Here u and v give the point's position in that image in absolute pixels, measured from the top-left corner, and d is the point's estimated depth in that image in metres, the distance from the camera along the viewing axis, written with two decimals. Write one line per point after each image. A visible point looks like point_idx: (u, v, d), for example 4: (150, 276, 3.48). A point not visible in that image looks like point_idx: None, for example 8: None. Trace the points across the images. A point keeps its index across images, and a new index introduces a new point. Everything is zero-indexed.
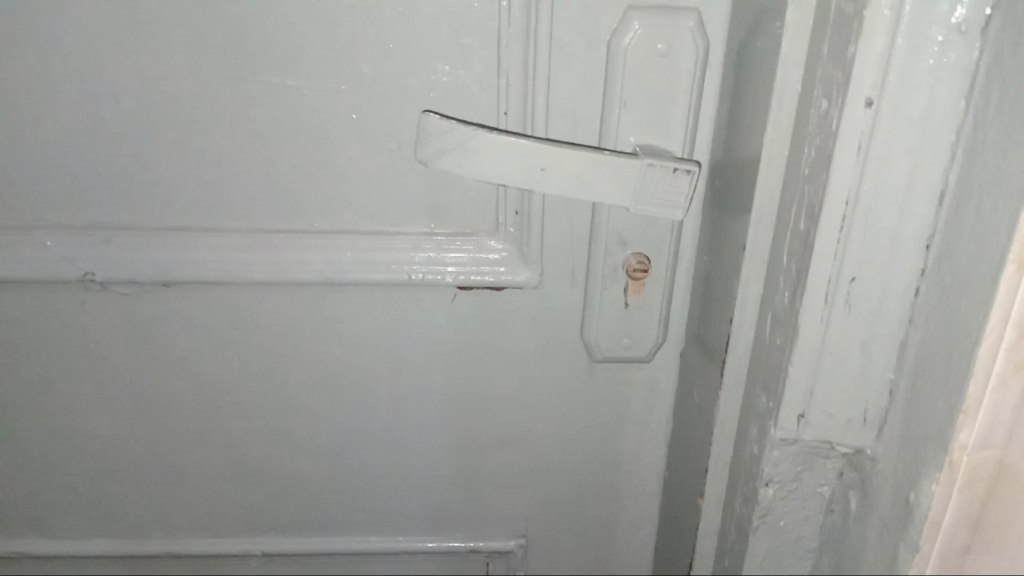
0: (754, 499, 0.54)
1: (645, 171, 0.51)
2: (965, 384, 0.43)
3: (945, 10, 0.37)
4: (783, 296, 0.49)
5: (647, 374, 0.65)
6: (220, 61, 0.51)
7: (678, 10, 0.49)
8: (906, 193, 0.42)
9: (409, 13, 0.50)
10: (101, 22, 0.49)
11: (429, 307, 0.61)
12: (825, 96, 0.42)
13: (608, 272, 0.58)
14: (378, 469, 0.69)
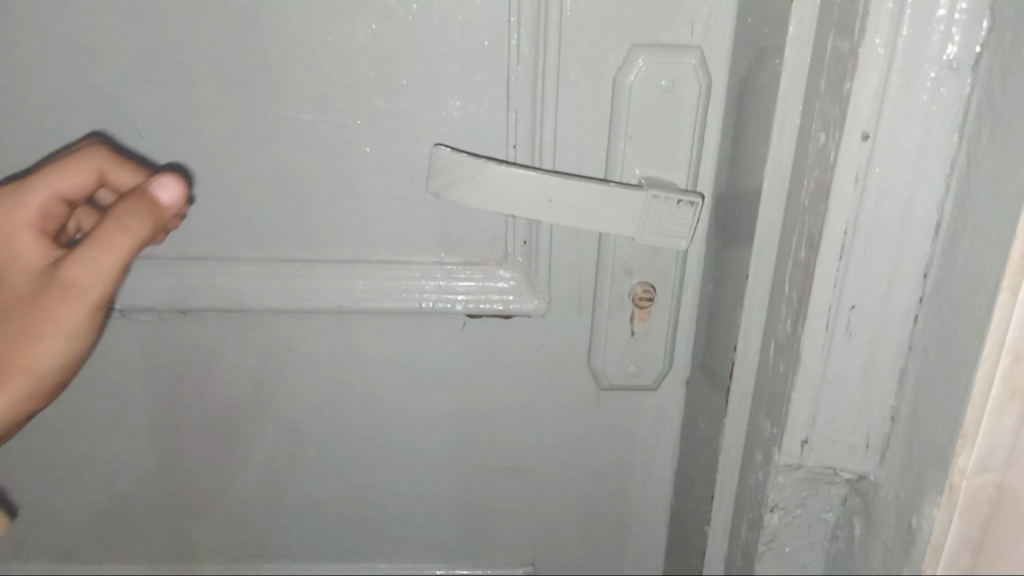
0: (760, 524, 0.55)
1: (649, 203, 0.52)
2: (964, 409, 0.44)
3: (937, 47, 0.39)
4: (786, 324, 0.50)
5: (653, 402, 0.66)
6: (240, 96, 0.53)
7: (680, 48, 0.51)
8: (904, 223, 0.43)
9: (422, 50, 0.52)
10: (126, 58, 0.51)
11: (439, 335, 0.63)
12: (823, 129, 0.44)
13: (615, 301, 0.59)
14: (387, 496, 0.70)
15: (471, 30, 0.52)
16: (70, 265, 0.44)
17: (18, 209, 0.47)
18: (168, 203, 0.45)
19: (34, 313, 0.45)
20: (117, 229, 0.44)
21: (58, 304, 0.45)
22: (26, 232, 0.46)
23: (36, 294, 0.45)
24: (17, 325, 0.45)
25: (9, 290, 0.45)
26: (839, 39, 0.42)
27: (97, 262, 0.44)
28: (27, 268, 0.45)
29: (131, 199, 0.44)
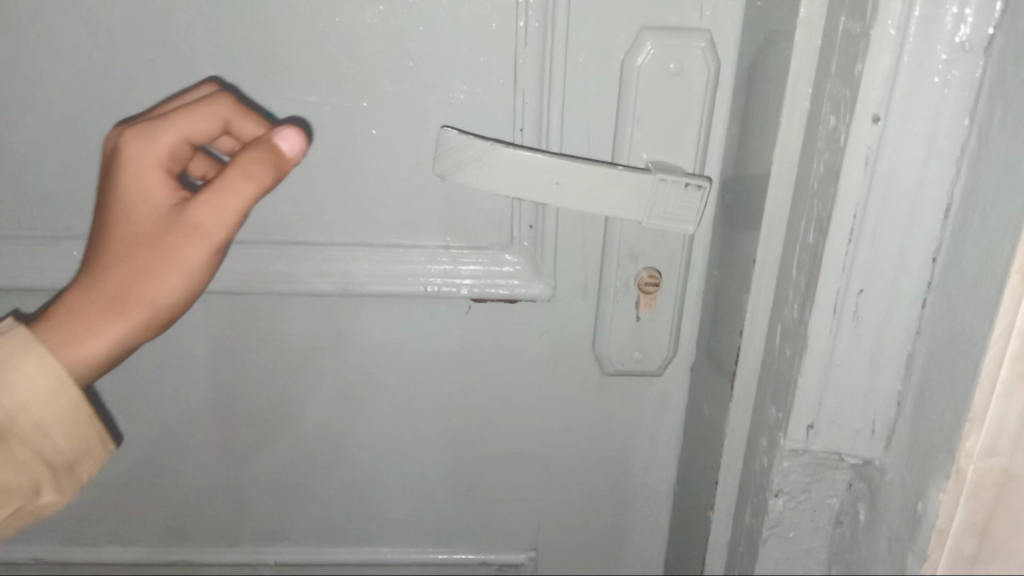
0: (764, 509, 0.55)
1: (656, 186, 0.52)
2: (971, 393, 0.44)
3: (949, 29, 0.39)
4: (793, 308, 0.50)
5: (657, 388, 0.66)
6: (246, 77, 0.52)
7: (688, 30, 0.51)
8: (913, 206, 0.43)
9: (429, 31, 0.52)
10: (131, 38, 0.51)
11: (444, 319, 0.62)
12: (833, 112, 0.44)
13: (621, 286, 0.59)
14: (391, 480, 0.70)
15: (478, 11, 0.51)
16: (195, 206, 0.44)
17: (141, 149, 0.45)
18: (296, 157, 0.44)
19: (157, 250, 0.44)
20: (245, 177, 0.44)
21: (187, 243, 0.44)
22: (150, 171, 0.45)
23: (162, 232, 0.44)
24: (142, 261, 0.44)
25: (133, 225, 0.44)
26: (850, 21, 0.41)
27: (222, 206, 0.44)
28: (151, 206, 0.44)
29: (257, 147, 0.44)
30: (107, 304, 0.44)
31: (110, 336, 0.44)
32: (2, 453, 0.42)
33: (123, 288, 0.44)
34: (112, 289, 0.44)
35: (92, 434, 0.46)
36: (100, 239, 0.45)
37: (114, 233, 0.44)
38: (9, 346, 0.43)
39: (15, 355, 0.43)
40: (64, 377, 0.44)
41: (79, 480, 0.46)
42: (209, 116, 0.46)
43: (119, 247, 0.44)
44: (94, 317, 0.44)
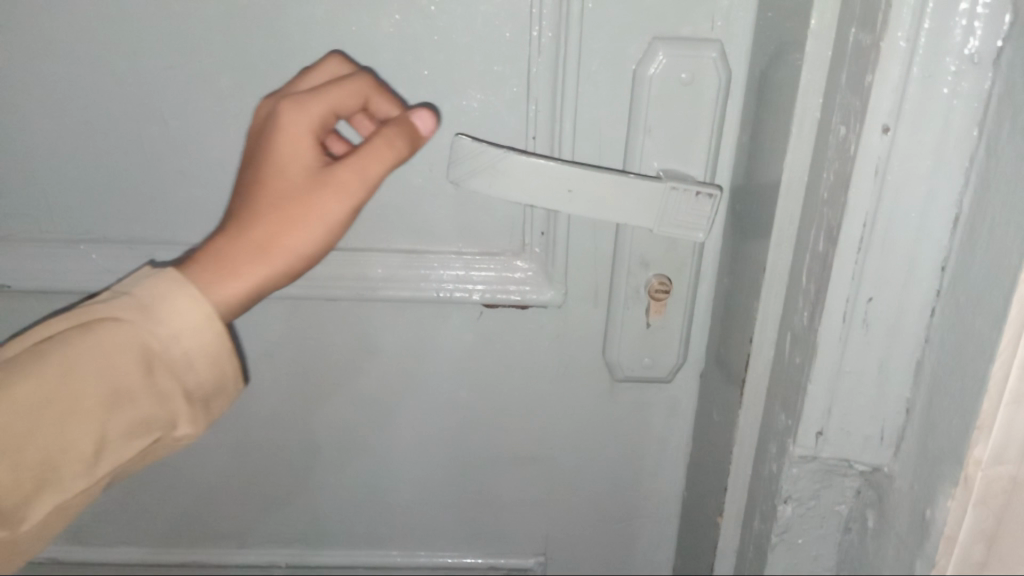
0: (773, 515, 0.55)
1: (668, 195, 0.53)
2: (980, 401, 0.44)
3: (958, 41, 0.39)
4: (802, 316, 0.50)
5: (667, 395, 0.67)
6: (263, 85, 0.53)
7: (700, 41, 0.51)
8: (922, 215, 0.44)
9: (444, 41, 0.52)
10: (152, 46, 0.52)
11: (456, 324, 0.63)
12: (843, 122, 0.44)
13: (631, 293, 0.60)
14: (402, 484, 0.71)
15: (492, 21, 0.52)
16: (340, 167, 0.42)
17: (296, 112, 0.44)
18: (428, 134, 0.45)
19: (294, 207, 0.42)
20: (389, 145, 0.43)
21: (332, 200, 0.42)
22: (303, 132, 0.43)
23: (309, 189, 0.42)
24: (287, 217, 0.42)
25: (281, 182, 0.43)
26: (860, 32, 0.42)
27: (366, 169, 0.43)
28: (299, 165, 0.43)
29: (398, 123, 0.44)
30: (246, 257, 0.42)
31: (245, 292, 0.42)
32: (147, 383, 0.41)
33: (265, 242, 0.42)
34: (252, 243, 0.42)
35: (230, 372, 0.43)
36: (242, 200, 0.44)
37: (257, 190, 0.43)
38: (161, 282, 0.41)
39: (166, 290, 0.41)
40: (213, 320, 0.41)
41: (212, 415, 0.44)
42: (361, 82, 0.45)
43: (265, 201, 0.43)
44: (231, 269, 0.42)
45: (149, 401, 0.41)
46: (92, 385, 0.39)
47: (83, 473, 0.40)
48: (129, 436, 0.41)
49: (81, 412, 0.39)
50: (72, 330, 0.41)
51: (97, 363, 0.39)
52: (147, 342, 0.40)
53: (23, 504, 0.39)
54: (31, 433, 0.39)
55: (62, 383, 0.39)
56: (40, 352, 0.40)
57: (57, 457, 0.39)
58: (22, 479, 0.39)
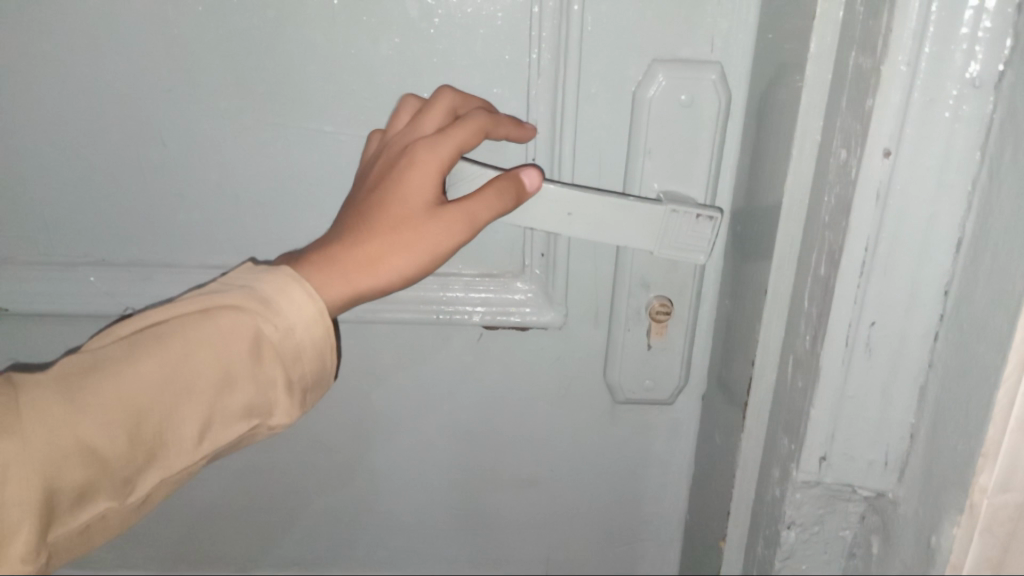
0: (776, 541, 0.55)
1: (668, 217, 0.52)
2: (986, 427, 0.44)
3: (960, 65, 0.39)
4: (804, 339, 0.50)
5: (668, 416, 0.66)
6: (262, 107, 0.53)
7: (699, 63, 0.51)
8: (925, 239, 0.43)
9: (443, 63, 0.52)
10: (150, 68, 0.52)
11: (456, 346, 0.63)
12: (844, 146, 0.44)
13: (632, 314, 0.59)
14: (401, 506, 0.70)
15: (492, 44, 0.52)
16: (462, 207, 0.43)
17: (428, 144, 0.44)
18: (532, 192, 0.47)
19: (410, 236, 0.42)
20: (500, 196, 0.45)
21: (447, 233, 0.43)
22: (433, 164, 0.43)
23: (426, 218, 0.43)
24: (402, 238, 0.42)
25: (402, 208, 0.42)
26: (861, 55, 0.42)
27: (476, 215, 0.44)
28: (421, 196, 0.43)
29: (508, 178, 0.46)
30: (354, 271, 0.42)
31: (346, 305, 0.42)
32: (257, 366, 0.39)
33: (376, 258, 0.42)
34: (363, 258, 0.42)
35: (332, 365, 0.42)
36: (355, 216, 0.43)
37: (375, 209, 0.43)
38: (277, 275, 0.40)
39: (281, 281, 0.40)
40: (325, 312, 0.40)
41: (310, 406, 0.42)
42: (483, 125, 0.46)
43: (381, 222, 0.42)
44: (339, 279, 0.41)
45: (254, 386, 0.40)
46: (206, 367, 0.38)
47: (187, 452, 0.39)
48: (233, 420, 0.40)
49: (195, 391, 0.38)
50: (191, 314, 0.40)
51: (214, 346, 0.38)
52: (259, 327, 0.39)
53: (133, 477, 0.38)
54: (149, 408, 0.38)
55: (179, 362, 0.38)
56: (160, 334, 0.39)
57: (168, 433, 0.38)
58: (135, 453, 0.38)
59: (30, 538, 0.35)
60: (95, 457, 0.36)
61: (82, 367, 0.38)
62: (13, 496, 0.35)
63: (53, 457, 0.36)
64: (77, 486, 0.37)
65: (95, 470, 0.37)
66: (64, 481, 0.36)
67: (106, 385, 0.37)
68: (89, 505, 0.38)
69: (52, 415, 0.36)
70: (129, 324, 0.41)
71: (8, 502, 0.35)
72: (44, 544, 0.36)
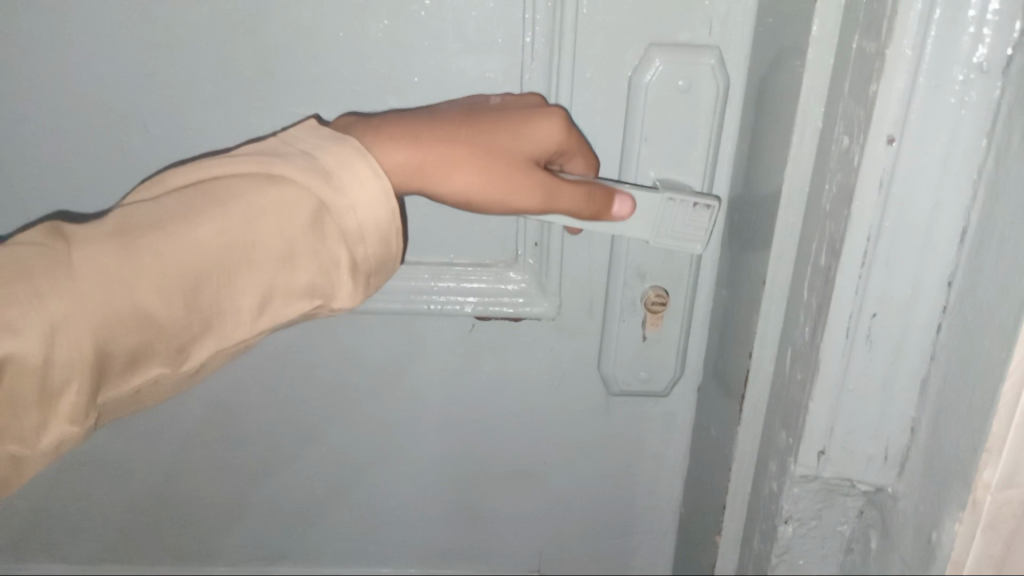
0: (773, 536, 0.54)
1: (665, 206, 0.50)
2: (989, 422, 0.43)
3: (967, 49, 0.38)
4: (804, 331, 0.49)
5: (663, 409, 0.65)
6: (247, 91, 0.52)
7: (697, 47, 0.50)
8: (929, 229, 0.42)
9: (434, 47, 0.51)
10: (132, 51, 0.50)
11: (447, 337, 0.61)
12: (847, 132, 0.43)
13: (627, 305, 0.58)
14: (392, 499, 0.69)
15: (484, 26, 0.50)
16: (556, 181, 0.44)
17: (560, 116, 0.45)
18: (617, 216, 0.48)
19: (499, 165, 0.43)
20: (586, 202, 0.46)
21: (536, 186, 0.43)
22: (554, 130, 0.45)
23: (530, 165, 0.44)
24: (502, 158, 0.43)
25: (506, 141, 0.43)
26: (864, 39, 0.41)
27: (556, 197, 0.44)
28: (530, 145, 0.44)
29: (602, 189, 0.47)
30: (428, 167, 0.42)
31: (399, 187, 0.42)
32: (319, 242, 0.38)
33: (465, 163, 0.42)
34: (453, 155, 0.42)
35: (397, 249, 0.39)
36: (464, 116, 0.44)
37: (493, 121, 0.44)
38: (342, 149, 0.38)
39: (348, 156, 0.38)
40: (388, 197, 0.38)
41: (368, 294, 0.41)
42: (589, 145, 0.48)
43: (481, 140, 0.43)
44: (411, 166, 0.42)
45: (315, 265, 0.38)
46: (269, 239, 0.37)
47: (244, 325, 0.38)
48: (293, 296, 0.39)
49: (254, 262, 0.37)
50: (253, 176, 0.38)
51: (276, 217, 0.37)
52: (323, 202, 0.37)
53: (187, 343, 0.37)
54: (206, 274, 0.37)
55: (239, 230, 0.37)
56: (221, 195, 0.37)
57: (223, 303, 0.37)
58: (191, 320, 0.37)
59: (78, 401, 0.35)
60: (150, 320, 0.36)
61: (140, 222, 0.37)
62: (59, 356, 0.34)
63: (109, 318, 0.35)
64: (130, 349, 0.36)
65: (150, 332, 0.36)
66: (117, 343, 0.36)
67: (165, 247, 0.36)
68: (142, 369, 0.37)
69: (108, 272, 0.35)
70: (190, 175, 0.39)
71: (57, 364, 0.34)
72: (92, 406, 0.36)
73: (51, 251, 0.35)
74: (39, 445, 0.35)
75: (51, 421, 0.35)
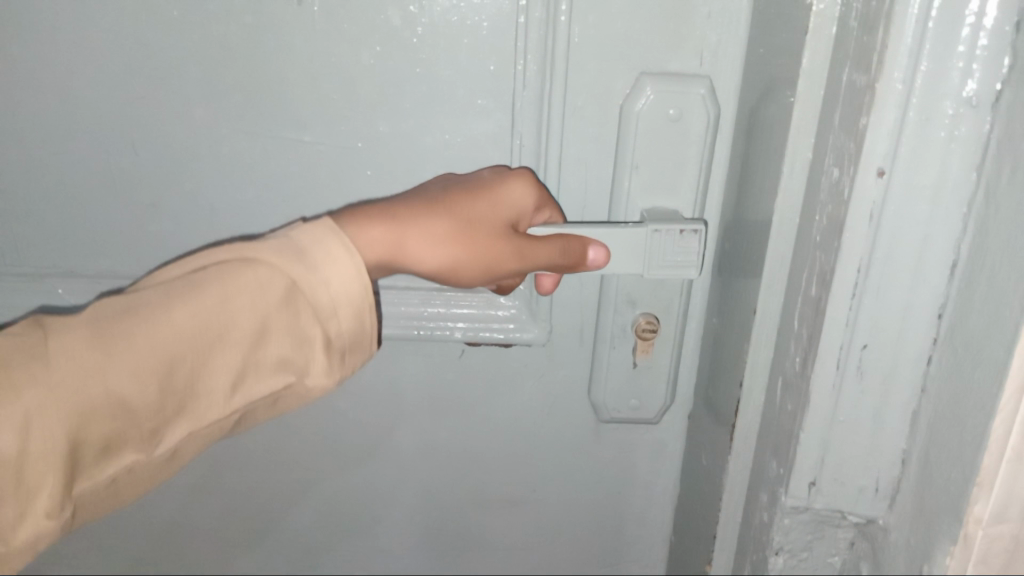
0: (764, 567, 0.53)
1: (651, 237, 0.50)
2: (980, 457, 0.43)
3: (956, 84, 0.38)
4: (794, 361, 0.48)
5: (654, 436, 0.65)
6: (238, 116, 0.52)
7: (688, 77, 0.50)
8: (919, 262, 0.42)
9: (426, 73, 0.51)
10: (123, 75, 0.50)
11: (437, 362, 0.61)
12: (836, 164, 0.43)
13: (617, 332, 0.58)
14: (380, 526, 0.69)
15: (476, 53, 0.50)
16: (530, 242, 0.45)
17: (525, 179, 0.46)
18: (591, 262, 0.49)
19: (481, 235, 0.43)
20: (562, 254, 0.47)
21: (513, 252, 0.44)
22: (524, 194, 0.46)
23: (505, 231, 0.44)
24: (482, 235, 0.43)
25: (483, 211, 0.44)
26: (854, 72, 0.41)
27: (534, 252, 0.45)
28: (506, 211, 0.45)
29: (577, 239, 0.48)
30: (404, 239, 0.41)
31: (371, 269, 0.40)
32: (291, 320, 0.37)
33: (442, 238, 0.42)
34: (431, 230, 0.42)
35: (371, 326, 0.39)
36: (442, 193, 0.44)
37: (468, 195, 0.44)
38: (318, 229, 0.38)
39: (322, 235, 0.38)
40: (361, 273, 0.37)
41: (348, 371, 0.40)
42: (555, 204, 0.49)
43: (462, 210, 0.43)
44: (385, 237, 0.40)
45: (288, 341, 0.37)
46: (240, 319, 0.36)
47: (218, 405, 0.37)
48: (269, 375, 0.38)
49: (227, 342, 0.37)
50: (228, 261, 0.38)
51: (247, 297, 0.36)
52: (296, 279, 0.37)
53: (160, 428, 0.36)
54: (179, 357, 0.36)
55: (211, 312, 0.36)
56: (197, 280, 0.37)
57: (197, 386, 0.37)
58: (164, 404, 0.36)
59: (54, 491, 0.34)
60: (122, 408, 0.35)
61: (117, 310, 0.37)
62: (35, 447, 0.34)
63: (80, 410, 0.34)
64: (103, 438, 0.35)
65: (123, 420, 0.36)
66: (90, 433, 0.35)
67: (137, 333, 0.35)
68: (117, 457, 0.36)
69: (82, 362, 0.35)
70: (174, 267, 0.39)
71: (31, 455, 0.34)
72: (69, 496, 0.35)
73: (29, 344, 0.35)
74: (14, 541, 0.35)
75: (30, 512, 0.35)
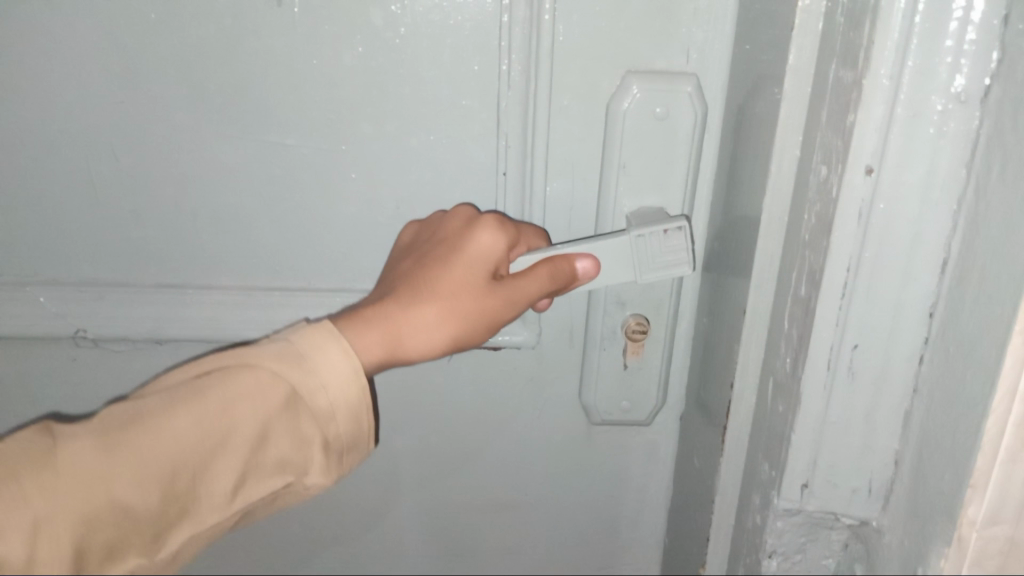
0: (757, 570, 0.53)
1: (636, 243, 0.49)
2: (973, 457, 0.42)
3: (944, 79, 0.37)
4: (785, 361, 0.48)
5: (645, 438, 0.64)
6: (219, 120, 0.51)
7: (676, 75, 0.49)
8: (909, 261, 0.42)
9: (409, 74, 0.50)
10: (101, 79, 0.49)
11: (425, 366, 0.60)
12: (825, 162, 0.42)
13: (607, 333, 0.57)
14: (371, 534, 0.68)
15: (460, 53, 0.50)
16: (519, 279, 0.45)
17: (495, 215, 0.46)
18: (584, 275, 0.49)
19: (474, 311, 0.43)
20: (553, 279, 0.46)
21: (505, 302, 0.44)
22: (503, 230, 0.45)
23: (489, 282, 0.44)
24: (474, 309, 0.43)
25: (465, 274, 0.43)
26: (842, 68, 0.40)
27: (524, 288, 0.45)
28: (488, 258, 0.44)
29: (563, 259, 0.47)
30: (399, 337, 0.41)
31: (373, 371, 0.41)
32: (293, 420, 0.37)
33: (436, 326, 0.42)
34: (426, 318, 0.42)
35: (369, 426, 0.40)
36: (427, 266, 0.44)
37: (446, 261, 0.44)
38: (317, 333, 0.39)
39: (321, 339, 0.39)
40: (357, 372, 0.38)
41: (344, 472, 0.40)
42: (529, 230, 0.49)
43: (450, 286, 0.43)
44: (379, 337, 0.41)
45: (290, 441, 0.38)
46: (243, 421, 0.36)
47: (219, 510, 0.36)
48: (268, 476, 0.37)
49: (229, 446, 0.36)
50: (230, 367, 0.38)
51: (251, 400, 0.37)
52: (297, 385, 0.37)
53: (161, 535, 0.35)
54: (185, 462, 0.35)
55: (214, 415, 0.36)
56: (198, 387, 0.37)
57: (200, 490, 0.36)
58: (166, 509, 0.35)
59: None
60: (127, 516, 0.34)
61: (118, 418, 0.36)
62: (40, 553, 0.33)
63: (86, 514, 0.33)
64: (106, 544, 0.34)
65: (125, 526, 0.34)
66: (93, 539, 0.34)
67: (142, 438, 0.35)
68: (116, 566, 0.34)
69: (86, 467, 0.34)
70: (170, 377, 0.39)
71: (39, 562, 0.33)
72: None
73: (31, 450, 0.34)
74: None
75: None
